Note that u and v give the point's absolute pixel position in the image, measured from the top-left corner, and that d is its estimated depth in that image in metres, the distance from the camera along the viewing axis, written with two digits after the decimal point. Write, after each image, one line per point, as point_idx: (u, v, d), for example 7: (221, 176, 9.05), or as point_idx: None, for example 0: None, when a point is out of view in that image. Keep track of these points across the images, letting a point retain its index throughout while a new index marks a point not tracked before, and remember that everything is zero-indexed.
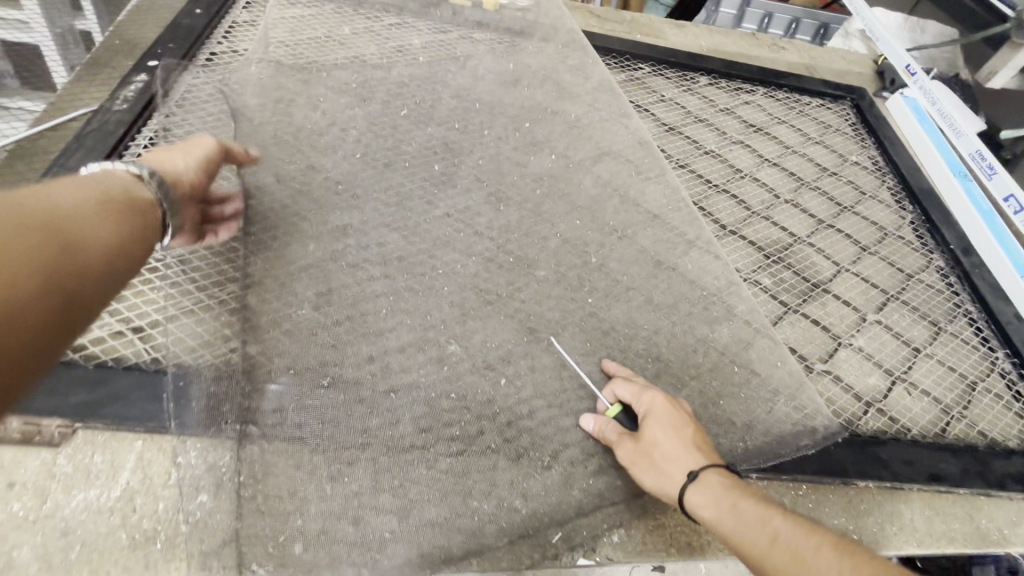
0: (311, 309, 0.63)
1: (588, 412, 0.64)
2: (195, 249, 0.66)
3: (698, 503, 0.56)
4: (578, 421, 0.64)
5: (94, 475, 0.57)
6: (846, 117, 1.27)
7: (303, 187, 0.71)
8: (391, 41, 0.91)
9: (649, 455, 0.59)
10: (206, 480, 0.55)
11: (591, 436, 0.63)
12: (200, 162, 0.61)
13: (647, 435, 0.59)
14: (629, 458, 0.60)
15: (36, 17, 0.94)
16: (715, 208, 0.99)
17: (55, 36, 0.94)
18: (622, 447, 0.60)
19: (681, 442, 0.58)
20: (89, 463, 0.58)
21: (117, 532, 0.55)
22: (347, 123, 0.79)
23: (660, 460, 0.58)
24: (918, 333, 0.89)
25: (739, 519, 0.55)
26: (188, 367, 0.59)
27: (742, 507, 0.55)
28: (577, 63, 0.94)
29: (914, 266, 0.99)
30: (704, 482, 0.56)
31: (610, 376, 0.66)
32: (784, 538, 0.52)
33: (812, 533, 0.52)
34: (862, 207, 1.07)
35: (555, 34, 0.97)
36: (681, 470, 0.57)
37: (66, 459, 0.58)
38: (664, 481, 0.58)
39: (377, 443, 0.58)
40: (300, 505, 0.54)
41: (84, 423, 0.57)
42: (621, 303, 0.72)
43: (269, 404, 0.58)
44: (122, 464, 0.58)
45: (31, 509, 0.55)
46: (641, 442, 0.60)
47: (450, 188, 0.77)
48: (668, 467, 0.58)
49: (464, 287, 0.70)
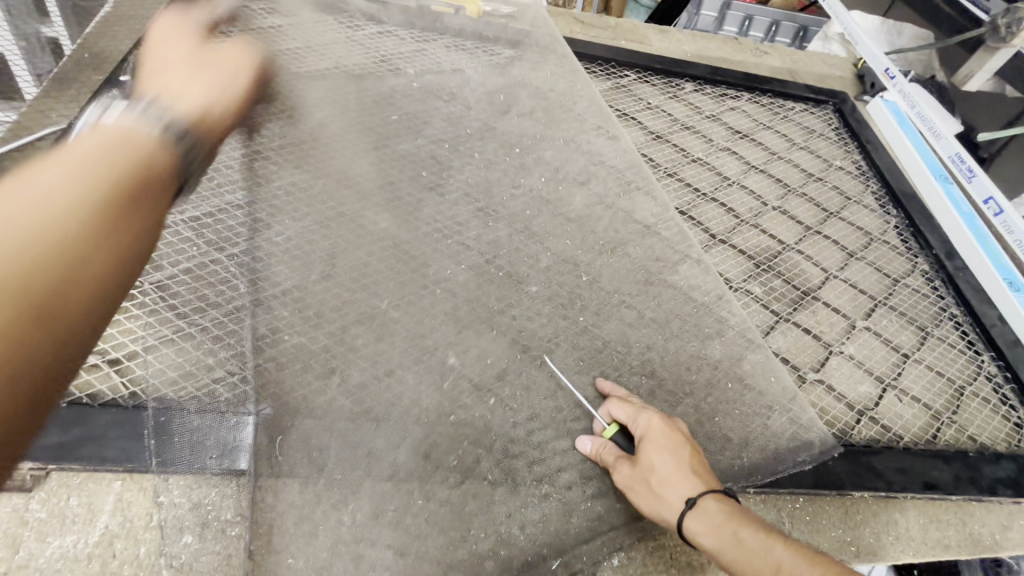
0: (298, 335, 0.61)
1: (584, 433, 0.63)
2: (173, 274, 0.63)
3: (700, 533, 0.58)
4: (574, 444, 0.63)
5: (70, 519, 0.55)
6: (829, 122, 1.28)
7: (284, 207, 0.69)
8: (373, 47, 0.88)
9: (646, 480, 0.58)
10: (191, 520, 0.52)
11: (588, 459, 0.62)
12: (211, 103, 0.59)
13: (644, 459, 0.59)
14: (625, 484, 0.59)
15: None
16: (704, 217, 0.98)
17: (21, 46, 0.91)
18: (619, 472, 0.60)
19: (677, 466, 0.59)
20: (65, 507, 0.55)
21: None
22: (328, 138, 0.76)
23: (658, 485, 0.58)
24: (906, 339, 0.89)
25: (741, 548, 0.57)
26: (169, 402, 0.56)
27: (743, 536, 0.58)
28: (564, 75, 0.93)
29: (900, 271, 1.00)
30: (709, 511, 0.58)
31: (604, 395, 0.65)
32: (786, 566, 0.57)
33: (808, 558, 0.58)
34: (848, 212, 1.08)
35: (540, 45, 0.96)
36: (680, 497, 0.58)
37: (39, 503, 0.55)
38: (664, 508, 0.58)
39: (371, 475, 0.56)
40: (293, 545, 0.52)
41: (59, 465, 0.55)
42: (614, 319, 0.71)
43: (257, 439, 0.56)
44: (100, 507, 0.55)
45: (1, 560, 0.52)
46: (637, 467, 0.59)
47: (437, 204, 0.75)
48: (665, 492, 0.58)
49: (454, 306, 0.68)
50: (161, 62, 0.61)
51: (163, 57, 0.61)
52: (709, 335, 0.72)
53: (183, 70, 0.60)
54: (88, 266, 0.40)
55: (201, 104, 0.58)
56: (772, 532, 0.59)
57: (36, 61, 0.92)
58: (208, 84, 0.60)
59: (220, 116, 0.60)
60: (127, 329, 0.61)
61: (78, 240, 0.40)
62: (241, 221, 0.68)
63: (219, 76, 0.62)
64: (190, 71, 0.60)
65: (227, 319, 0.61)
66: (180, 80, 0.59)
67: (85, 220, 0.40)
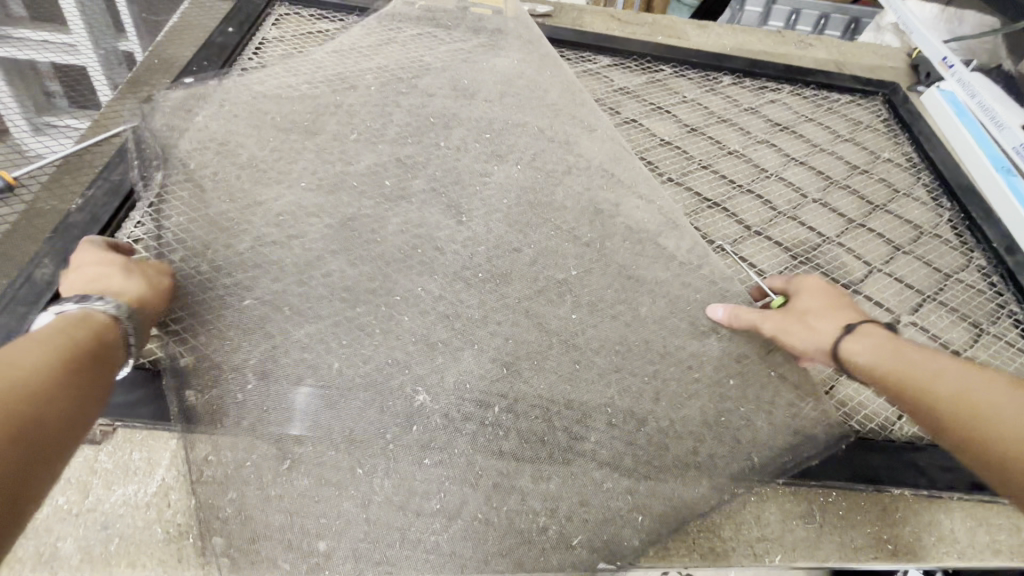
0: (337, 313, 0.66)
1: (716, 304, 0.69)
2: (230, 259, 0.68)
3: (853, 348, 0.61)
4: (706, 311, 0.69)
5: (132, 471, 0.60)
6: (878, 114, 1.24)
7: (331, 201, 0.75)
8: (415, 51, 0.93)
9: (800, 315, 0.66)
10: (237, 477, 0.56)
11: (721, 325, 0.68)
12: (145, 283, 0.61)
13: (798, 304, 0.67)
14: (778, 330, 0.65)
15: (84, 41, 1.01)
16: (739, 209, 0.97)
17: (100, 58, 1.00)
18: (767, 317, 0.66)
19: (828, 306, 0.66)
20: (129, 459, 0.60)
21: (153, 525, 0.57)
22: (372, 135, 0.82)
23: (808, 317, 0.65)
24: (956, 335, 0.85)
25: (900, 358, 0.59)
26: (220, 369, 0.61)
27: (903, 350, 0.60)
28: (534, 64, 0.91)
29: (952, 266, 0.95)
30: (863, 336, 0.62)
31: (719, 320, 0.68)
32: (951, 373, 0.56)
33: (984, 370, 0.56)
34: (895, 205, 1.04)
35: (520, 36, 0.95)
36: (837, 331, 0.63)
37: (106, 456, 0.60)
38: (819, 340, 0.64)
39: (402, 444, 0.59)
40: (328, 505, 0.55)
41: (125, 422, 0.60)
42: (645, 302, 0.69)
43: (291, 409, 0.59)
44: (158, 461, 0.61)
45: (74, 502, 0.58)
46: (791, 311, 0.67)
47: (470, 188, 0.78)
48: (817, 324, 0.64)
49: (481, 286, 0.69)
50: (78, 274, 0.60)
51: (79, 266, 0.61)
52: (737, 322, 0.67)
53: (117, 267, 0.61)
54: (51, 406, 0.46)
55: (138, 296, 0.59)
56: (930, 353, 0.59)
57: (113, 69, 1.00)
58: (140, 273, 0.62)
59: (157, 299, 0.61)
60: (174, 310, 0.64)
61: (49, 385, 0.46)
62: (293, 208, 0.73)
63: (151, 268, 0.64)
64: (125, 268, 0.61)
65: (275, 298, 0.66)
66: (115, 279, 0.59)
67: (51, 369, 0.47)
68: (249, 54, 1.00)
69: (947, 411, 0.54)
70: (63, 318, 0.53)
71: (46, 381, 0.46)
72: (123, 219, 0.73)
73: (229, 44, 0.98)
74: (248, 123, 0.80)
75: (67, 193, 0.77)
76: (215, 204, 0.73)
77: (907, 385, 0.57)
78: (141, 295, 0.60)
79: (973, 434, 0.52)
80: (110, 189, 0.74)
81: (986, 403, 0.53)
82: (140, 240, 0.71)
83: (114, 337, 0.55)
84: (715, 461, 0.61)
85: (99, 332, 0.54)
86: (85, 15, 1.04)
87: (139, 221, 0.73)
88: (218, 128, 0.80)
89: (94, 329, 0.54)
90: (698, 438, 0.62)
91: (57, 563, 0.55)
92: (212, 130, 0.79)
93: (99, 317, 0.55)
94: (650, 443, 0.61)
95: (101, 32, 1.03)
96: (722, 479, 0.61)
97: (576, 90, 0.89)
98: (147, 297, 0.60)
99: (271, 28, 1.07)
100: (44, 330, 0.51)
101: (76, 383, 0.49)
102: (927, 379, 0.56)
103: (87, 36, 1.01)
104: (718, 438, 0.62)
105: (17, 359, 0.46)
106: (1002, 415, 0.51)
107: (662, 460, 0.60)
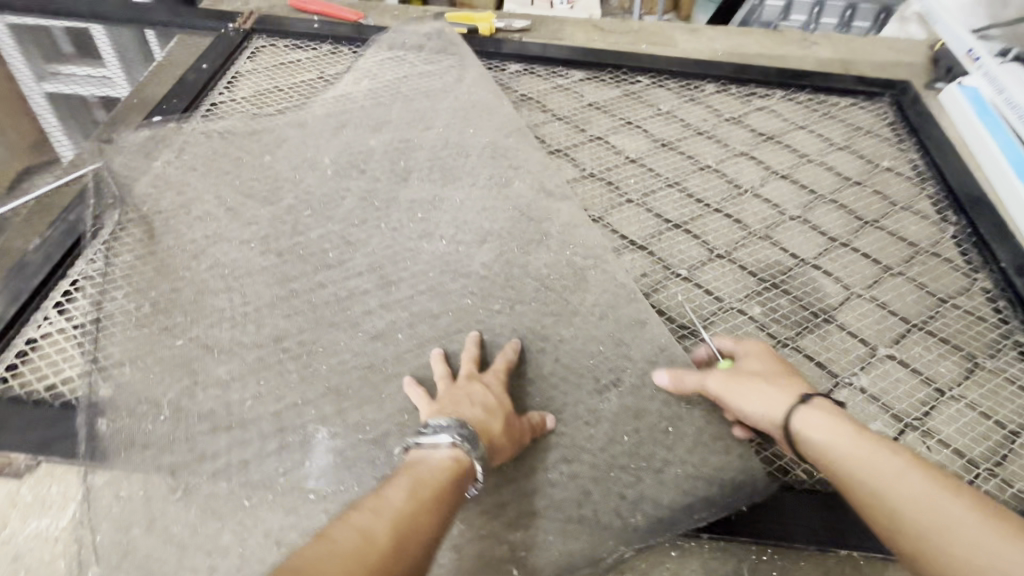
0: (260, 350, 0.68)
1: (661, 369, 0.68)
2: (168, 298, 0.72)
3: (810, 424, 0.56)
4: (651, 377, 0.68)
5: (48, 503, 0.58)
6: (883, 117, 1.14)
7: (269, 244, 0.78)
8: (376, 95, 0.98)
9: (746, 377, 0.62)
10: (141, 514, 0.58)
11: (664, 388, 0.67)
12: (503, 427, 0.58)
13: (747, 366, 0.64)
14: (724, 393, 0.62)
15: (119, 72, 1.12)
16: (705, 230, 0.91)
17: (132, 82, 1.11)
18: (713, 376, 0.64)
19: (780, 369, 0.62)
20: (46, 493, 0.59)
21: (53, 563, 0.55)
22: (320, 178, 0.86)
23: (758, 381, 0.61)
24: (943, 370, 0.76)
25: (859, 448, 0.53)
26: (143, 406, 0.64)
27: (863, 440, 0.53)
28: (487, 109, 0.96)
29: (950, 289, 0.85)
30: (812, 409, 0.56)
31: (665, 382, 0.67)
32: (914, 476, 0.49)
33: (951, 481, 0.49)
34: (888, 220, 0.95)
35: (478, 79, 1.00)
36: (790, 398, 0.58)
37: (28, 489, 0.59)
38: (770, 407, 0.59)
39: (302, 488, 0.60)
40: (216, 549, 0.56)
41: (44, 455, 0.60)
42: (562, 347, 0.71)
43: (202, 448, 0.61)
44: (72, 495, 0.59)
45: None
46: (737, 370, 0.64)
47: (406, 232, 0.81)
48: (766, 390, 0.60)
49: (405, 327, 0.72)
50: (458, 395, 0.59)
51: (445, 392, 0.60)
52: (639, 368, 0.70)
53: (496, 405, 0.59)
54: (408, 543, 0.42)
55: (490, 436, 0.56)
56: (893, 445, 0.52)
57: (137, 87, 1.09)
58: (505, 416, 0.59)
59: (506, 440, 0.58)
60: (109, 351, 0.67)
61: (409, 522, 0.43)
62: (234, 247, 0.77)
63: (529, 420, 0.62)
64: (494, 406, 0.59)
65: (203, 336, 0.69)
66: (490, 417, 0.57)
67: (402, 507, 0.44)
68: (220, 88, 1.04)
69: (903, 517, 0.48)
70: (434, 458, 0.50)
71: (407, 520, 0.43)
72: (74, 259, 0.75)
73: (201, 82, 1.02)
74: (205, 164, 0.85)
75: (24, 223, 0.80)
76: (161, 243, 0.77)
77: (861, 479, 0.51)
78: (493, 433, 0.56)
79: (924, 547, 0.47)
80: (66, 230, 0.77)
81: (943, 515, 0.47)
82: (89, 276, 0.73)
83: (465, 474, 0.50)
84: (619, 515, 0.60)
85: (458, 473, 0.50)
86: (118, 49, 1.14)
87: (93, 257, 0.75)
88: (177, 170, 0.85)
89: (447, 468, 0.50)
90: (601, 490, 0.62)
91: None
92: (170, 175, 0.84)
93: (464, 461, 0.51)
94: (550, 494, 0.61)
95: (134, 62, 1.14)
96: (627, 535, 0.59)
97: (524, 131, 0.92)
98: (496, 439, 0.56)
99: (246, 61, 1.11)
100: (416, 469, 0.49)
101: (422, 519, 0.44)
102: (884, 477, 0.50)
103: (120, 68, 1.13)
104: (621, 491, 0.61)
105: (374, 505, 0.44)
106: (961, 537, 0.45)
107: (564, 513, 0.60)
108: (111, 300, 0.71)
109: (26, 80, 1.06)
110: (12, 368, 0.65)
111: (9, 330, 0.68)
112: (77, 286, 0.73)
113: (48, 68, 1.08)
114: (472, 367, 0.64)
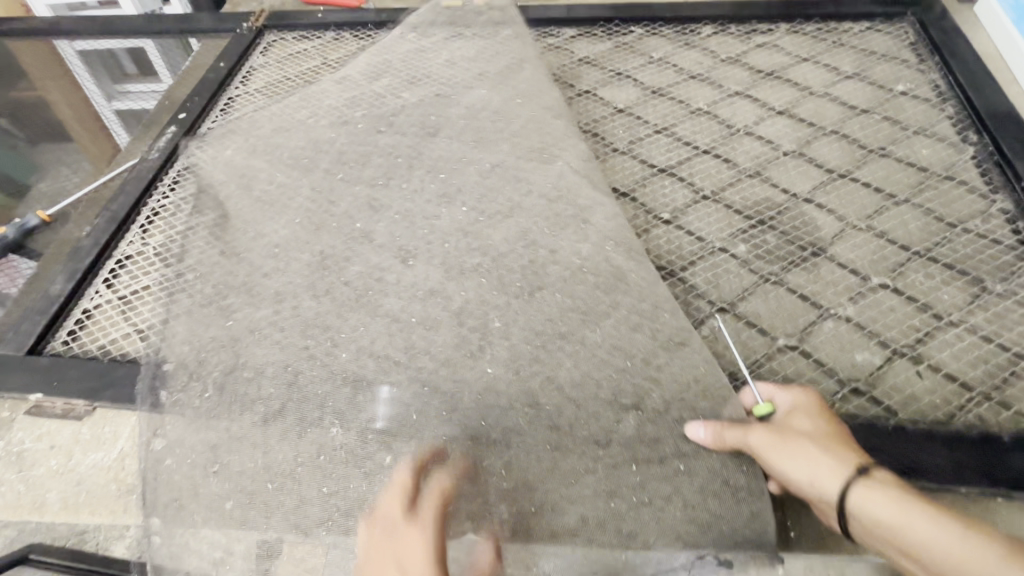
0: (251, 298, 0.72)
1: (696, 421, 0.63)
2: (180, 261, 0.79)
3: (868, 499, 0.51)
4: (685, 429, 0.63)
5: (102, 440, 0.72)
6: (904, 39, 1.05)
7: (263, 200, 0.82)
8: (368, 64, 1.01)
9: (790, 434, 0.57)
10: (163, 448, 0.66)
11: (701, 444, 0.62)
12: None
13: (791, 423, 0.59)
14: (765, 450, 0.58)
15: (164, 72, 1.26)
16: (692, 173, 0.90)
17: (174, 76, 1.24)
18: (756, 432, 0.59)
19: (828, 430, 0.58)
20: (101, 432, 0.72)
21: (111, 483, 0.69)
22: (313, 139, 0.89)
23: (806, 442, 0.56)
24: (946, 297, 0.73)
25: (917, 523, 0.49)
26: (159, 356, 0.71)
27: (920, 512, 0.50)
28: (473, 68, 0.97)
29: (962, 213, 0.80)
30: (871, 480, 0.52)
31: (699, 435, 0.62)
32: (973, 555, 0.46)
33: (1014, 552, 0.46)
34: (898, 147, 0.89)
35: (465, 44, 1.01)
36: (845, 464, 0.54)
37: (87, 429, 0.73)
38: (817, 471, 0.54)
39: (289, 416, 0.64)
40: (222, 474, 0.63)
41: (94, 402, 0.72)
42: (542, 281, 0.71)
43: (205, 391, 0.67)
44: (120, 433, 0.72)
45: (60, 463, 0.71)
46: (779, 424, 0.60)
47: (393, 180, 0.83)
48: (817, 455, 0.55)
49: (389, 271, 0.73)
50: None
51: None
52: (616, 305, 0.70)
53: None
54: None
55: None
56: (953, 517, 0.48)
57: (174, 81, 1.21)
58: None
59: None
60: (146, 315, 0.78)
61: None
62: (235, 205, 0.82)
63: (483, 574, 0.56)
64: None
65: (208, 289, 0.74)
66: None
67: None
68: (237, 82, 1.14)
69: None
70: None
71: None
72: (119, 240, 0.87)
73: (219, 78, 1.12)
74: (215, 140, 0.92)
75: (79, 216, 0.94)
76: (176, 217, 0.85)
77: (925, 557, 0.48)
78: None
79: None
80: (106, 217, 0.89)
81: None
82: (131, 255, 0.86)
83: None
84: (591, 438, 0.63)
85: None
86: (161, 55, 1.28)
87: (134, 239, 0.87)
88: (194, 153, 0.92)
89: None
90: (576, 417, 0.64)
91: (43, 509, 0.68)
92: None
93: None
94: (527, 422, 0.63)
95: (174, 58, 1.26)
96: (600, 461, 0.62)
97: (507, 91, 0.93)
98: None
99: (258, 56, 1.19)
100: None
101: None
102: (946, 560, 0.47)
103: (166, 69, 1.26)
104: (595, 422, 0.64)
105: None
106: None
107: (533, 441, 0.63)
108: (148, 272, 0.83)
109: (96, 98, 1.22)
110: (74, 334, 0.79)
111: (69, 303, 0.81)
112: (122, 262, 0.85)
113: (112, 85, 1.25)
114: (401, 523, 0.54)
